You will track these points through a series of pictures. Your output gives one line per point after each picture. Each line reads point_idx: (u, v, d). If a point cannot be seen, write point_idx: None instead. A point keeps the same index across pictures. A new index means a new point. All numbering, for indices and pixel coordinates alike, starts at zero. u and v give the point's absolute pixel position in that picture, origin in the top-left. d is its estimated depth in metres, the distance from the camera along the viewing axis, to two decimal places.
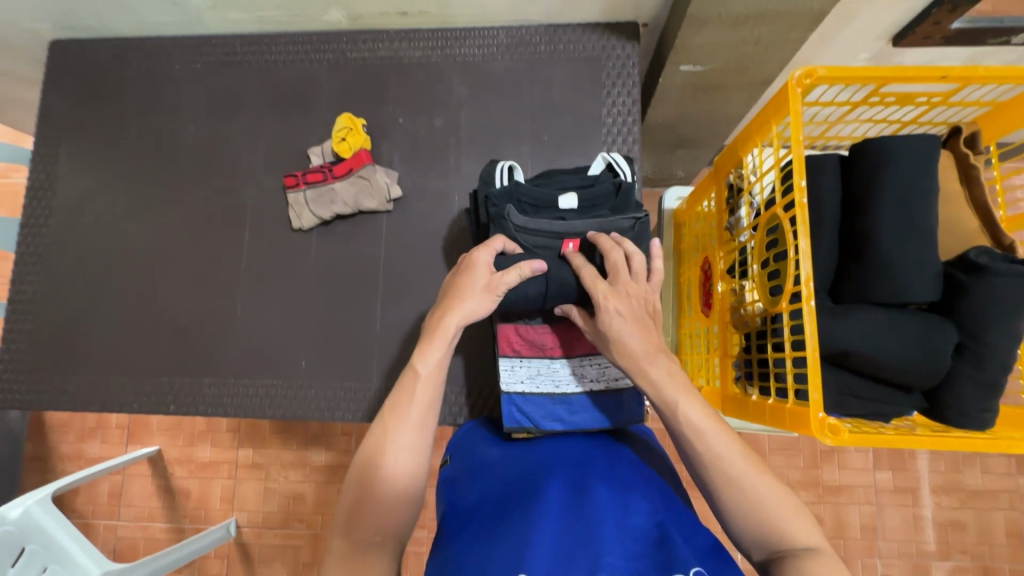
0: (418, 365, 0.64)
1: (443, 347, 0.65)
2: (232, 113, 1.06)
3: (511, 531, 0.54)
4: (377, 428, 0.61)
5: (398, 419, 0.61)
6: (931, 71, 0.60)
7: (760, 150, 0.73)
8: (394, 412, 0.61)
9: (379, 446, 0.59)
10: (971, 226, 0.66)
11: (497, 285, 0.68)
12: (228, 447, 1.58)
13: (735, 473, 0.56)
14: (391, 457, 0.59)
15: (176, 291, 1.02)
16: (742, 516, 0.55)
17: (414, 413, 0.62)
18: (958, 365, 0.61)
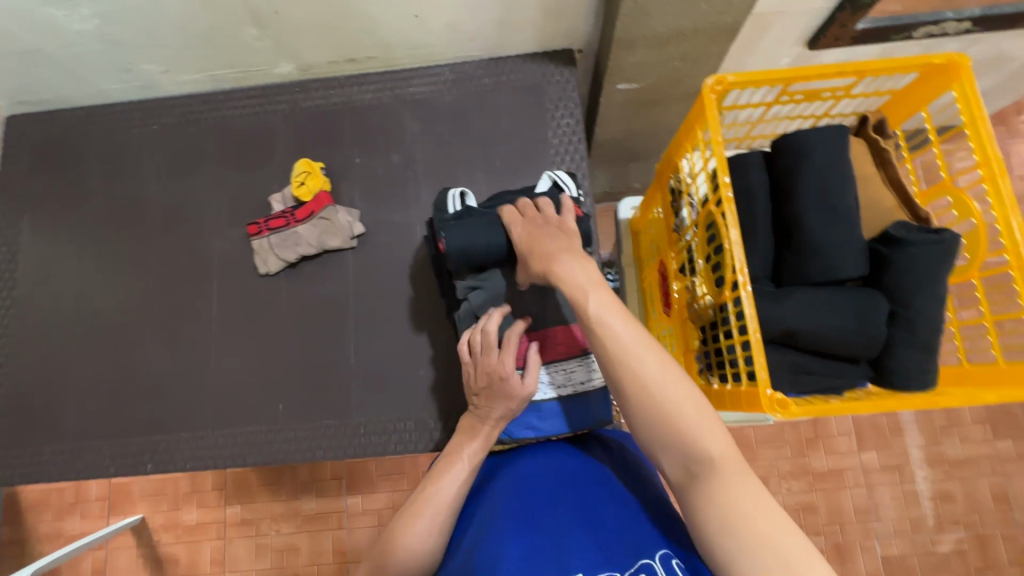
0: (461, 454, 0.67)
1: (484, 441, 0.68)
2: (192, 170, 1.08)
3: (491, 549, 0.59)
4: (415, 501, 0.64)
5: (433, 498, 0.63)
6: (826, 70, 0.66)
7: (691, 155, 0.78)
8: (431, 491, 0.64)
9: (411, 522, 0.62)
10: (891, 204, 0.71)
11: (526, 386, 0.69)
12: (215, 506, 1.54)
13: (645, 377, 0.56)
14: (419, 537, 0.61)
15: (147, 349, 1.02)
16: (651, 416, 0.56)
17: (447, 498, 0.64)
18: (895, 332, 0.65)
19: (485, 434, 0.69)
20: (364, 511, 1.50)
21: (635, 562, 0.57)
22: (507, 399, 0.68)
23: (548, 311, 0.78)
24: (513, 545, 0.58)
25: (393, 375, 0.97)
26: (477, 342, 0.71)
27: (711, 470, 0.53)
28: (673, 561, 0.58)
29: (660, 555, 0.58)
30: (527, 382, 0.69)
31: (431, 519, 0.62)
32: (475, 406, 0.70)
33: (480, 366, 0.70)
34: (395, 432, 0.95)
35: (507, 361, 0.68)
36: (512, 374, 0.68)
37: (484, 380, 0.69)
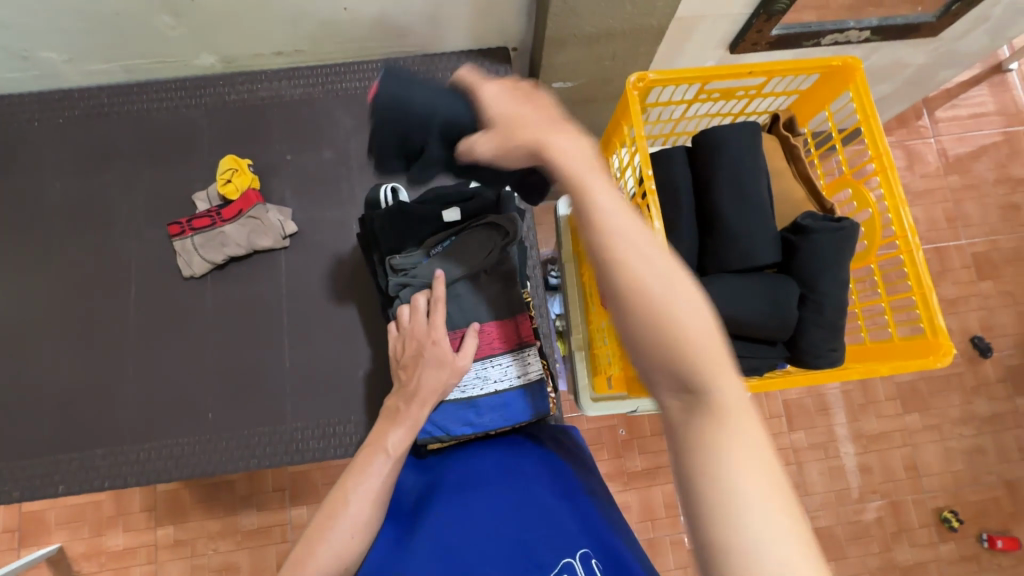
0: (385, 444, 0.64)
1: (409, 428, 0.66)
2: (104, 167, 1.01)
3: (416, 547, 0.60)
4: (332, 500, 0.60)
5: (353, 489, 0.60)
6: (749, 70, 0.73)
7: (619, 152, 0.81)
8: (353, 481, 0.61)
9: (331, 516, 0.58)
10: (799, 196, 0.76)
11: (458, 361, 0.71)
12: (144, 529, 1.44)
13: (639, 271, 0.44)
14: (338, 531, 0.57)
15: (56, 362, 0.94)
16: (635, 320, 0.43)
17: (369, 490, 0.61)
18: (805, 313, 0.70)
19: (410, 419, 0.66)
20: (309, 522, 1.45)
21: (559, 560, 0.58)
22: (439, 369, 0.69)
23: (483, 307, 0.76)
24: (437, 556, 0.59)
25: (331, 377, 0.95)
26: (405, 313, 0.73)
27: (712, 399, 0.41)
28: (593, 560, 0.58)
29: (581, 554, 0.58)
30: (460, 356, 0.71)
31: (353, 514, 0.58)
32: (401, 382, 0.70)
33: (409, 337, 0.71)
34: (334, 436, 0.92)
35: (439, 329, 0.70)
36: (444, 342, 0.70)
37: (414, 351, 0.71)
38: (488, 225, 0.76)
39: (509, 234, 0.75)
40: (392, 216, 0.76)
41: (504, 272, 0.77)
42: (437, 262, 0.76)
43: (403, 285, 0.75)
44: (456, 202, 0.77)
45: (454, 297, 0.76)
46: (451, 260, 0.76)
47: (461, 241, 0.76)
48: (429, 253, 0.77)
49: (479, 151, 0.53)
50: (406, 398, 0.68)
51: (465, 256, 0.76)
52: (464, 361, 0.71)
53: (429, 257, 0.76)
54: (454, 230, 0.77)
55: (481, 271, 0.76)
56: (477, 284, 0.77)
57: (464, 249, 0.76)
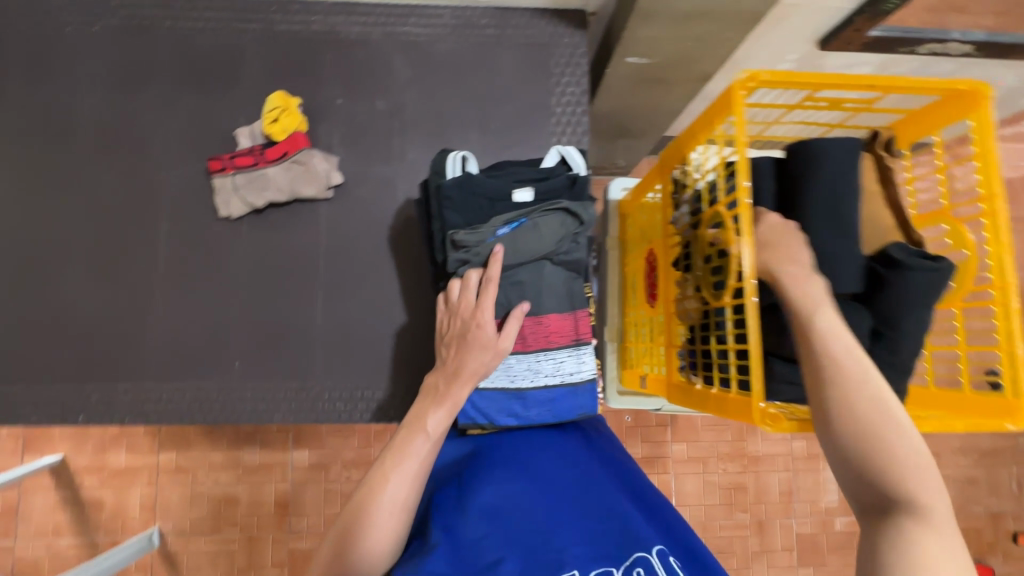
0: (425, 425, 0.63)
1: (449, 409, 0.64)
2: (142, 86, 0.94)
3: (477, 527, 0.59)
4: (375, 478, 0.58)
5: (393, 467, 0.59)
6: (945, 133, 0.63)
7: (704, 148, 0.74)
8: (392, 459, 0.60)
9: (372, 493, 0.57)
10: (889, 223, 0.71)
11: (501, 343, 0.68)
12: (147, 451, 1.45)
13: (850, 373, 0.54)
14: (379, 510, 0.56)
15: (81, 288, 0.91)
16: (850, 438, 0.53)
17: (408, 469, 0.59)
18: (879, 350, 0.65)
19: (451, 399, 0.65)
20: (309, 466, 1.45)
21: (629, 556, 0.57)
22: (483, 351, 0.67)
23: (544, 298, 0.73)
24: (506, 537, 0.58)
25: (361, 338, 0.92)
26: (455, 289, 0.70)
27: (910, 511, 0.50)
28: (671, 558, 0.58)
29: (656, 550, 0.58)
30: (504, 339, 0.69)
31: (397, 493, 0.58)
32: (445, 359, 0.68)
33: (457, 315, 0.69)
34: (361, 399, 0.90)
35: (487, 311, 0.68)
36: (489, 325, 0.67)
37: (461, 329, 0.68)
38: (561, 211, 0.73)
39: (583, 223, 0.73)
40: (462, 190, 0.73)
41: (569, 263, 0.74)
42: (505, 244, 0.71)
43: (464, 262, 0.72)
44: (530, 183, 0.75)
45: (513, 282, 0.72)
46: (518, 243, 0.71)
47: (533, 224, 0.72)
48: (496, 232, 0.72)
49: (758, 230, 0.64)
50: (448, 376, 0.66)
51: (533, 241, 0.71)
52: (507, 344, 0.68)
53: (496, 236, 0.72)
54: (525, 211, 0.73)
55: (547, 258, 0.73)
56: (541, 272, 0.73)
57: (535, 233, 0.71)
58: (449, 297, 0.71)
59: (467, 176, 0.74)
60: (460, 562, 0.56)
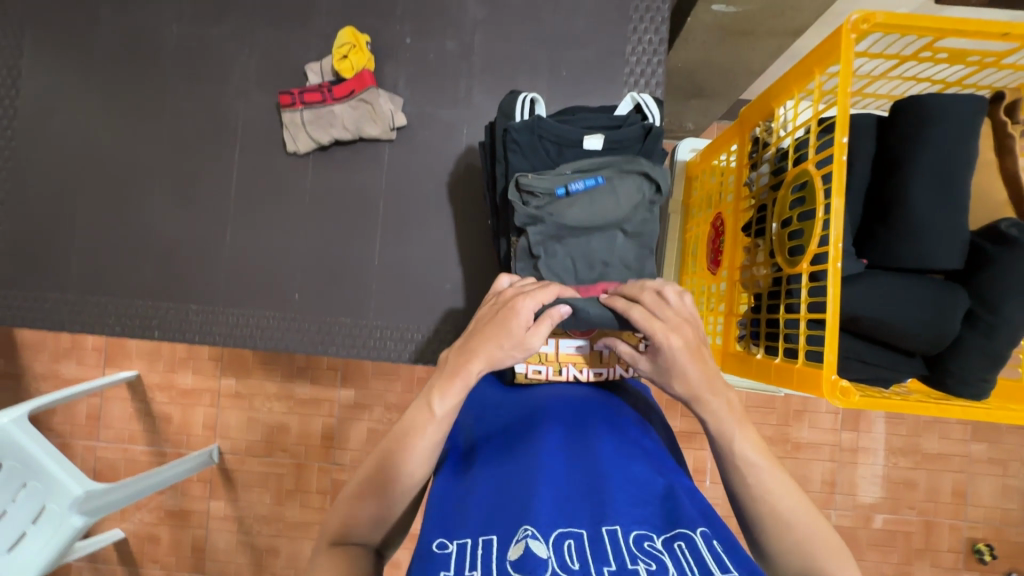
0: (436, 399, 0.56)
1: (461, 392, 0.57)
2: (219, 18, 0.96)
3: (519, 469, 0.54)
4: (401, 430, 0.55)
5: (413, 428, 0.55)
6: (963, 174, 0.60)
7: (794, 102, 0.68)
8: (415, 416, 0.56)
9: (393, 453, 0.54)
10: (1001, 198, 0.64)
11: (529, 340, 0.59)
12: (210, 375, 1.56)
13: (748, 459, 0.53)
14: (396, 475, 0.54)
15: (159, 212, 0.96)
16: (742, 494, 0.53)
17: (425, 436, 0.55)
18: (969, 334, 0.62)
19: (464, 375, 0.57)
20: (355, 405, 1.52)
21: (671, 529, 0.47)
22: (505, 336, 0.58)
23: (612, 269, 0.71)
24: (538, 481, 0.52)
25: (415, 281, 0.93)
26: (525, 282, 0.65)
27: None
28: (715, 540, 0.46)
29: (700, 530, 0.46)
30: (535, 335, 0.60)
31: (444, 407, 0.55)
32: (469, 334, 0.61)
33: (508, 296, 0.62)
34: (411, 340, 0.92)
35: (532, 300, 0.60)
36: (528, 311, 0.59)
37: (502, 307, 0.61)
38: (638, 175, 0.71)
39: (661, 191, 0.71)
40: (533, 134, 0.71)
41: (639, 235, 0.71)
42: (580, 207, 0.70)
43: (534, 220, 0.69)
44: (601, 131, 0.73)
45: (582, 250, 0.71)
46: (593, 205, 0.70)
47: (609, 185, 0.70)
48: (569, 189, 0.70)
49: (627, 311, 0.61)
50: (467, 346, 0.58)
51: (607, 207, 0.70)
52: (535, 343, 0.59)
53: (570, 194, 0.70)
54: (602, 171, 0.71)
55: (618, 229, 0.71)
56: (611, 243, 0.72)
57: (611, 196, 0.70)
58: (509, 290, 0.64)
59: (537, 117, 0.71)
60: (496, 500, 0.51)
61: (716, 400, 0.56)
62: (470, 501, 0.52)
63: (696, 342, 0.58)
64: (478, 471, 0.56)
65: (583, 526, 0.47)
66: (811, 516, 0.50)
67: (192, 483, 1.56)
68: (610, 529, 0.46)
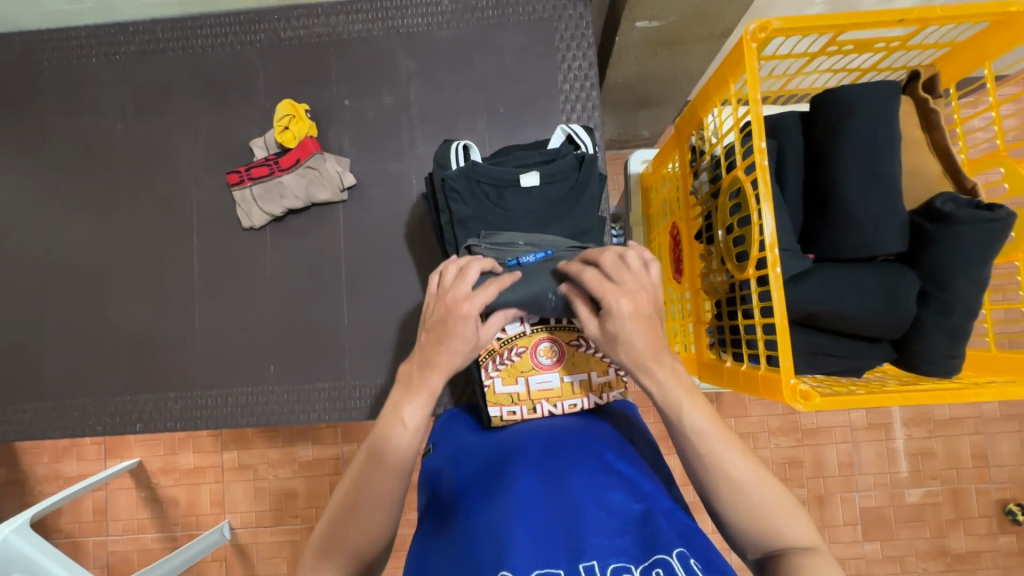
0: (403, 416, 0.56)
1: (427, 401, 0.57)
2: (163, 108, 0.98)
3: (491, 506, 0.54)
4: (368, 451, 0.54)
5: (382, 446, 0.54)
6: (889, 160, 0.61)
7: (718, 111, 0.69)
8: (381, 438, 0.54)
9: (364, 473, 0.52)
10: (935, 172, 0.65)
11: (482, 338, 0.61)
12: (211, 451, 1.55)
13: (700, 426, 0.53)
14: (373, 493, 0.52)
15: (127, 304, 0.97)
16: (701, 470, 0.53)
17: (398, 454, 0.54)
18: (927, 314, 0.61)
19: (426, 387, 0.57)
20: None
21: (649, 557, 0.48)
22: (461, 341, 0.59)
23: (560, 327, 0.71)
24: (513, 515, 0.52)
25: (388, 334, 0.93)
26: (450, 273, 0.63)
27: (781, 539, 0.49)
28: (693, 560, 0.47)
29: (676, 551, 0.47)
30: (484, 331, 0.62)
31: (411, 423, 0.55)
32: (420, 344, 0.60)
33: (444, 296, 0.61)
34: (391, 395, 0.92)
35: (476, 300, 0.60)
36: (474, 315, 0.60)
37: (442, 313, 0.60)
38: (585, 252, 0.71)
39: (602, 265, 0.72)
40: (472, 180, 0.72)
41: None
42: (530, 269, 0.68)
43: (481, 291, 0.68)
44: (535, 167, 0.75)
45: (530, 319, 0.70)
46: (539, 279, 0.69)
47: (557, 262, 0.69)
48: (518, 257, 0.69)
49: (580, 269, 0.61)
50: (422, 362, 0.58)
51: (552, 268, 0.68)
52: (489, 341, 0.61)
53: (519, 262, 0.69)
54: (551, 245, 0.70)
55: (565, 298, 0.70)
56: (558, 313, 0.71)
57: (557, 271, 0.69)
58: (442, 284, 0.63)
59: (472, 163, 0.73)
60: (471, 541, 0.51)
61: (662, 369, 0.56)
62: (445, 551, 0.51)
63: (645, 307, 0.57)
64: (456, 518, 0.55)
65: (561, 566, 0.47)
66: (765, 478, 0.52)
67: (207, 564, 1.54)
68: (586, 566, 0.47)
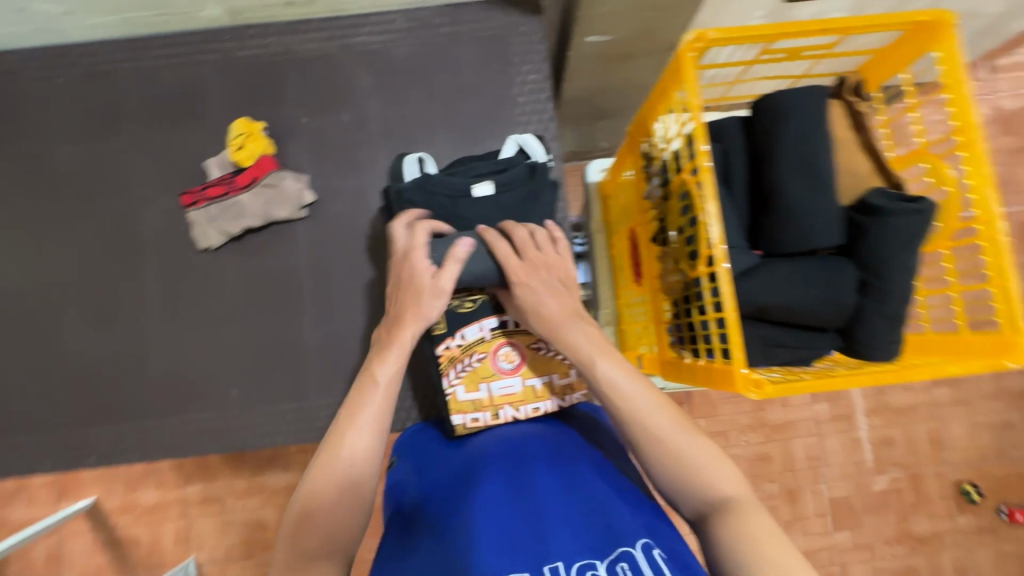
0: (375, 375, 0.62)
1: (399, 356, 0.63)
2: (113, 131, 0.96)
3: (456, 514, 0.54)
4: (342, 421, 0.58)
5: (355, 411, 0.59)
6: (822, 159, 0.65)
7: (664, 118, 0.73)
8: (355, 403, 0.60)
9: (338, 440, 0.57)
10: (866, 169, 0.68)
11: (440, 285, 0.66)
12: (174, 486, 1.48)
13: (642, 410, 0.58)
14: (346, 454, 0.56)
15: (77, 334, 0.93)
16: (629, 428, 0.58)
17: (369, 417, 0.58)
18: (866, 302, 0.65)
19: (399, 342, 0.64)
20: None
21: (614, 549, 0.49)
22: (420, 293, 0.66)
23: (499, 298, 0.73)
24: (484, 521, 0.52)
25: (355, 350, 0.92)
26: (403, 235, 0.69)
27: (709, 488, 0.54)
28: (656, 552, 0.49)
29: (640, 544, 0.49)
30: (443, 278, 0.66)
31: (386, 374, 0.61)
32: (390, 305, 0.67)
33: (400, 258, 0.68)
34: None
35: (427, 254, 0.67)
36: (428, 265, 0.66)
37: (402, 272, 0.67)
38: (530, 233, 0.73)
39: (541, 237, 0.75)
40: (425, 192, 0.73)
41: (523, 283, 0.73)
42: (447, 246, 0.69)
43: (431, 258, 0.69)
44: (489, 176, 0.76)
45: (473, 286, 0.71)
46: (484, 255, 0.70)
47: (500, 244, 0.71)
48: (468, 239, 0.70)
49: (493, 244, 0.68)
50: (394, 319, 0.65)
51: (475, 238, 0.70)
52: (447, 284, 0.66)
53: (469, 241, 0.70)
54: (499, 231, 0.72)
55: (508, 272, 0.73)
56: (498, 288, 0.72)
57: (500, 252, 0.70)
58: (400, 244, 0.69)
59: (426, 176, 0.74)
60: (437, 548, 0.51)
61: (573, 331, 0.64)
62: (411, 560, 0.51)
63: (548, 280, 0.67)
64: (421, 528, 0.55)
65: (528, 567, 0.48)
66: (692, 435, 0.56)
67: None
68: (552, 566, 0.48)
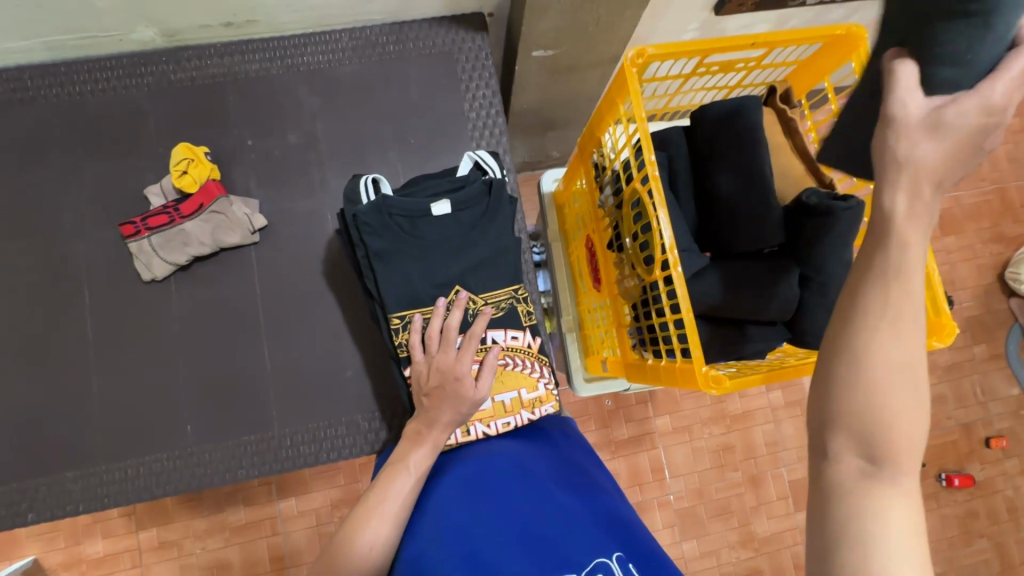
0: (408, 464, 0.68)
1: (430, 445, 0.69)
2: (38, 161, 0.90)
3: (456, 538, 0.63)
4: (363, 508, 0.65)
5: (380, 497, 0.65)
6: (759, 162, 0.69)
7: (613, 130, 0.76)
8: (381, 488, 0.66)
9: (360, 523, 0.63)
10: (800, 171, 0.74)
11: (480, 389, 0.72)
12: (125, 533, 1.38)
13: (888, 399, 0.41)
14: (367, 540, 0.63)
15: (6, 380, 0.86)
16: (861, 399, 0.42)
17: (392, 507, 0.65)
18: (808, 295, 0.70)
19: (433, 440, 0.69)
20: (299, 514, 1.41)
21: (591, 562, 0.60)
22: (459, 400, 0.70)
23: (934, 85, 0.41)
24: (486, 546, 0.61)
25: (317, 375, 0.90)
26: (434, 338, 0.73)
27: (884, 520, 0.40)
28: (629, 563, 0.61)
29: (613, 556, 0.61)
30: (480, 386, 0.72)
31: (416, 465, 0.68)
32: (424, 408, 0.71)
33: (435, 363, 0.72)
34: (326, 439, 0.88)
35: (465, 362, 0.71)
36: (467, 374, 0.71)
37: (437, 379, 0.71)
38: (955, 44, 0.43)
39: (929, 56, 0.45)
40: (383, 211, 0.74)
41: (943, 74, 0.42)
42: None
43: None
44: (446, 195, 0.77)
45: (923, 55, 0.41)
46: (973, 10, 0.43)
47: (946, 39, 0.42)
48: None
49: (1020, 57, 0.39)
50: (428, 421, 0.70)
51: None
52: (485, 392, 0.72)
53: None
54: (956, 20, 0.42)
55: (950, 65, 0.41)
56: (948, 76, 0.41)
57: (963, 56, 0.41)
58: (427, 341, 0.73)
59: (383, 195, 0.74)
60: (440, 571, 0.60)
61: (920, 205, 0.40)
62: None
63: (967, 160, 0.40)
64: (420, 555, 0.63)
65: None
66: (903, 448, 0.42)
67: None
68: None
